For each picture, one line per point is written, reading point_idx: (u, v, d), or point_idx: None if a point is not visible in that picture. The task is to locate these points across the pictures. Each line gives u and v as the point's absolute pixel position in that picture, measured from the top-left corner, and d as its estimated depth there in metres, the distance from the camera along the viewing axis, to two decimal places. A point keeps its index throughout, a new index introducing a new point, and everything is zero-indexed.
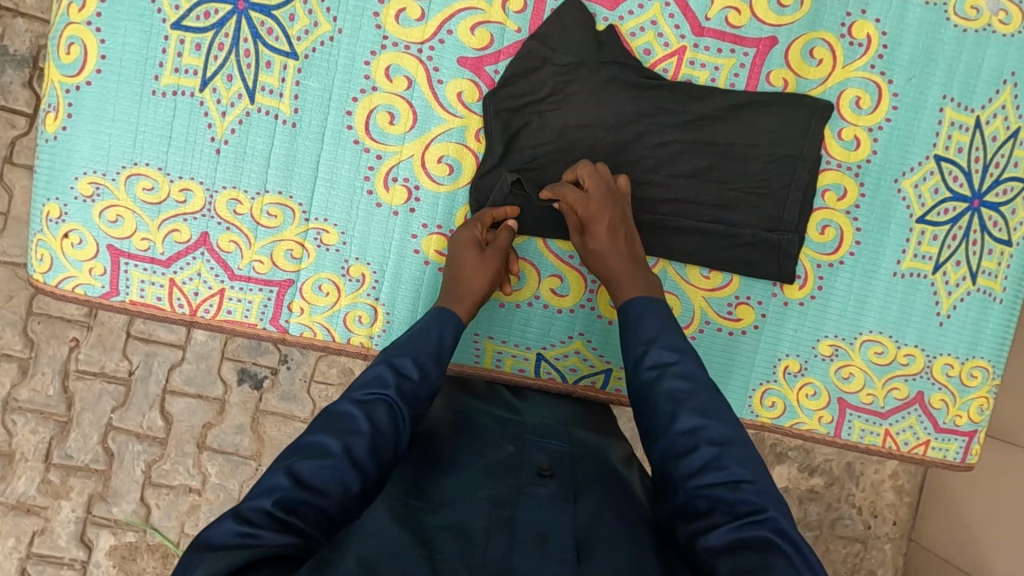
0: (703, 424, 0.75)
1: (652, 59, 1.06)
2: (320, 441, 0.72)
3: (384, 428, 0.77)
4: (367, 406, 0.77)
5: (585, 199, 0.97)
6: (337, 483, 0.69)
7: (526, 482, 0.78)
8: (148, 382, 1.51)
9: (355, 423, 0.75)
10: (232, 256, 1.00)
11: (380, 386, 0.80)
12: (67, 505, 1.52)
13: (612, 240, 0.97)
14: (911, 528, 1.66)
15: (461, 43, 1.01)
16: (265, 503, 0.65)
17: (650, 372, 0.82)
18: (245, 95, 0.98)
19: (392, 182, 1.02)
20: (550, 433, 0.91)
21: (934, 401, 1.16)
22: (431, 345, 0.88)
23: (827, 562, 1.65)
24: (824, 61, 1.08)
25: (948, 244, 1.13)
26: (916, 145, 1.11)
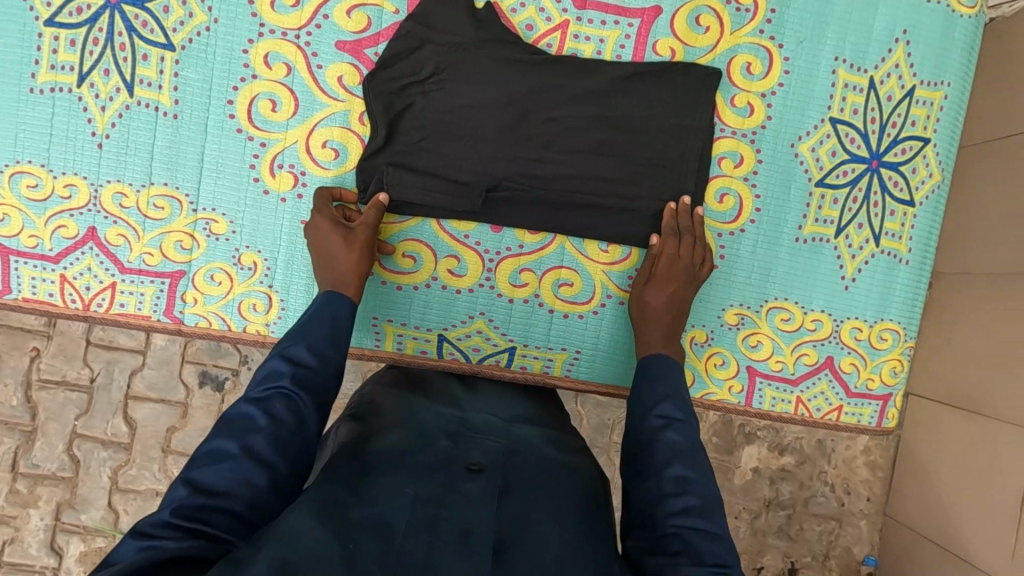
0: (692, 476, 0.74)
1: (535, 35, 1.06)
2: (219, 446, 0.69)
3: (286, 420, 0.74)
4: (264, 402, 0.74)
5: (673, 256, 1.02)
6: (241, 481, 0.67)
7: (456, 478, 0.75)
8: (111, 389, 1.50)
9: (251, 421, 0.72)
10: (121, 249, 1.01)
11: (274, 377, 0.77)
12: (36, 514, 1.51)
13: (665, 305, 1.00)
14: (885, 504, 1.56)
15: (339, 27, 1.01)
16: (164, 515, 0.63)
17: (657, 420, 0.81)
18: (123, 89, 0.98)
19: (278, 168, 1.03)
20: (490, 432, 0.87)
21: (843, 365, 1.16)
22: (327, 331, 0.84)
23: (801, 542, 1.58)
24: (711, 28, 1.08)
25: (849, 207, 1.12)
26: (811, 108, 1.10)
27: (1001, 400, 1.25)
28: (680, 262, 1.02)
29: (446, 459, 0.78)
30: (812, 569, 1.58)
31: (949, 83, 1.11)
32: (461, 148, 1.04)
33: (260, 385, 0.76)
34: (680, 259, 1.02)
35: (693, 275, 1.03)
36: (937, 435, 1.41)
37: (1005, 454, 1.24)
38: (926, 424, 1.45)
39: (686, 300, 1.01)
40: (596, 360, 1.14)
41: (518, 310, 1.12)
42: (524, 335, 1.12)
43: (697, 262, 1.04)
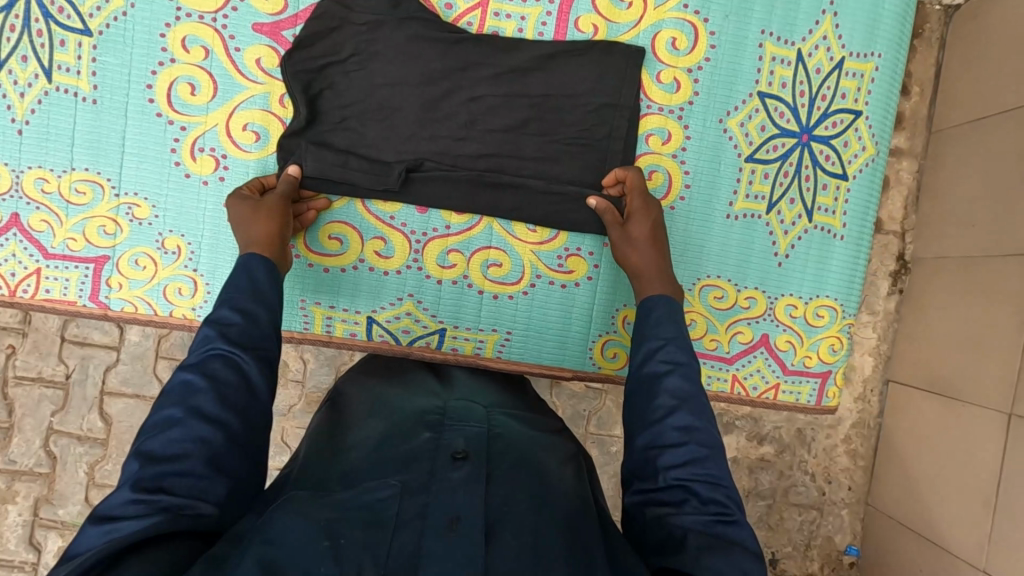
0: (697, 425, 0.73)
1: (455, 14, 1.05)
2: (164, 415, 0.68)
3: (226, 379, 0.73)
4: (200, 366, 0.73)
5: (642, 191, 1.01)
6: (195, 443, 0.67)
7: (441, 467, 0.74)
8: (86, 385, 1.49)
9: (190, 385, 0.71)
10: (45, 235, 1.02)
11: (205, 341, 0.75)
12: (14, 509, 1.50)
13: (652, 236, 0.97)
14: (867, 493, 1.53)
15: (255, 9, 1.01)
16: (124, 493, 0.63)
17: (661, 365, 0.79)
18: (41, 75, 0.99)
19: (199, 151, 1.03)
20: (471, 416, 0.87)
21: (779, 342, 1.14)
22: (245, 285, 0.84)
23: (781, 532, 1.54)
24: (635, 3, 1.07)
25: (780, 181, 1.11)
26: (739, 82, 1.09)
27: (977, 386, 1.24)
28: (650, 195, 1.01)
29: (427, 450, 0.78)
30: (793, 559, 1.55)
31: (880, 54, 1.09)
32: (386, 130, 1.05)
33: (192, 351, 0.75)
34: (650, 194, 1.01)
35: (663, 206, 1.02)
36: (912, 421, 1.41)
37: (976, 440, 1.23)
38: (904, 411, 1.44)
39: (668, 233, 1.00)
40: (529, 339, 1.13)
41: (447, 292, 1.11)
42: (455, 317, 1.12)
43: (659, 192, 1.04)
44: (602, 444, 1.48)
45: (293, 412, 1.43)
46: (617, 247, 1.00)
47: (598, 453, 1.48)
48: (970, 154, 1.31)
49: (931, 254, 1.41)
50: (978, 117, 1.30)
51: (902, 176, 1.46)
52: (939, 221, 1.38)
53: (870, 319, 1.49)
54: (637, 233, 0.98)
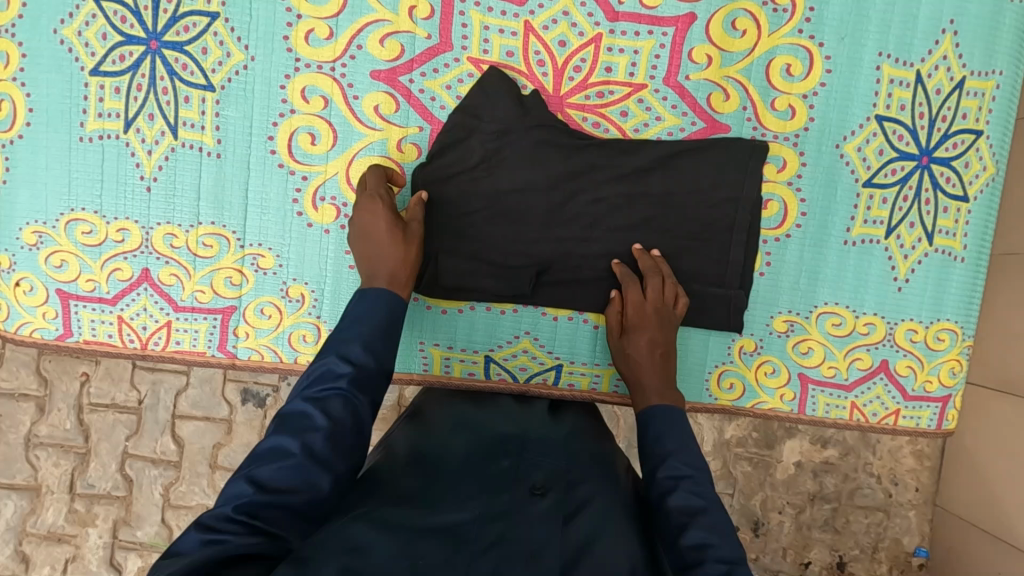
0: (710, 540, 0.72)
1: (568, 51, 1.04)
2: (278, 444, 0.69)
3: (342, 419, 0.73)
4: (322, 401, 0.73)
5: (641, 301, 1.02)
6: (302, 482, 0.67)
7: (519, 501, 0.74)
8: (158, 409, 1.48)
9: (309, 421, 0.71)
10: (174, 288, 1.03)
11: (332, 381, 0.75)
12: (95, 532, 1.49)
13: (649, 350, 0.99)
14: (936, 494, 1.48)
15: (372, 56, 1.01)
16: (227, 511, 0.63)
17: (666, 481, 0.79)
18: (168, 132, 1.00)
19: (321, 201, 1.04)
20: (550, 450, 0.86)
21: (899, 368, 1.13)
22: (374, 325, 0.82)
23: (847, 535, 1.49)
24: (749, 31, 1.05)
25: (900, 206, 1.09)
26: (856, 106, 1.07)
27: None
28: (645, 307, 1.01)
29: (510, 479, 0.78)
30: (861, 561, 1.49)
31: (1001, 72, 1.06)
32: (485, 166, 1.04)
33: (318, 383, 0.75)
34: (648, 306, 1.01)
35: (664, 317, 1.01)
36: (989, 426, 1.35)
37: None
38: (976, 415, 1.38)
39: (670, 345, 1.01)
40: None
41: (563, 328, 1.11)
42: (570, 352, 1.12)
43: (667, 303, 1.03)
44: None
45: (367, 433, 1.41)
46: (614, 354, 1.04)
47: None
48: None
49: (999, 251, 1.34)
50: None
51: None
52: None
53: None
54: (632, 346, 1.00)
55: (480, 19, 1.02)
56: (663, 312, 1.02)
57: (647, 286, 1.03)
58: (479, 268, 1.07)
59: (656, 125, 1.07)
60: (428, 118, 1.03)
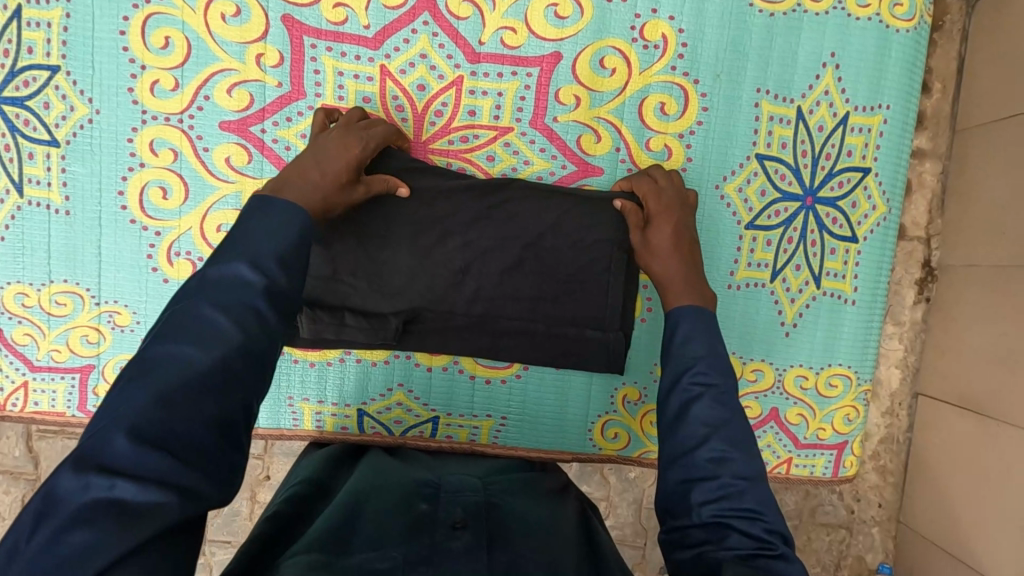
0: (730, 455, 0.68)
1: (429, 94, 1.00)
2: (174, 358, 0.56)
3: (254, 336, 0.60)
4: (226, 311, 0.59)
5: (657, 190, 0.96)
6: (196, 426, 0.54)
7: (440, 538, 0.72)
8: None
9: (210, 335, 0.57)
10: (29, 348, 1.01)
11: (243, 292, 0.61)
12: None
13: (673, 241, 0.91)
14: (899, 509, 1.43)
15: (220, 107, 0.97)
16: (118, 446, 0.50)
17: (691, 387, 0.73)
18: (13, 190, 0.97)
19: (175, 256, 1.00)
20: (467, 487, 0.85)
21: (790, 416, 1.08)
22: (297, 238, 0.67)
23: (810, 553, 1.45)
24: (618, 69, 1.00)
25: (784, 248, 1.04)
26: (735, 145, 1.02)
27: (1013, 403, 1.13)
28: (668, 193, 0.95)
29: (428, 520, 0.76)
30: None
31: (888, 106, 1.01)
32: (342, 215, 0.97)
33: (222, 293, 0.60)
34: (668, 196, 0.95)
35: (684, 203, 0.95)
36: (947, 438, 1.30)
37: (1019, 458, 1.12)
38: (937, 427, 1.33)
39: (692, 234, 0.94)
40: (524, 425, 1.09)
41: (438, 379, 1.08)
42: (446, 404, 1.08)
43: (684, 196, 0.97)
44: (620, 471, 1.38)
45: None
46: (638, 253, 0.94)
47: (615, 480, 1.38)
48: (1007, 153, 1.16)
49: (960, 261, 1.29)
50: (1010, 114, 1.16)
51: (924, 178, 1.34)
52: (971, 227, 1.26)
53: (894, 332, 1.38)
54: (656, 236, 0.92)
55: (333, 65, 0.98)
56: (682, 203, 0.95)
57: (657, 176, 0.98)
58: (342, 314, 1.00)
59: (525, 169, 1.02)
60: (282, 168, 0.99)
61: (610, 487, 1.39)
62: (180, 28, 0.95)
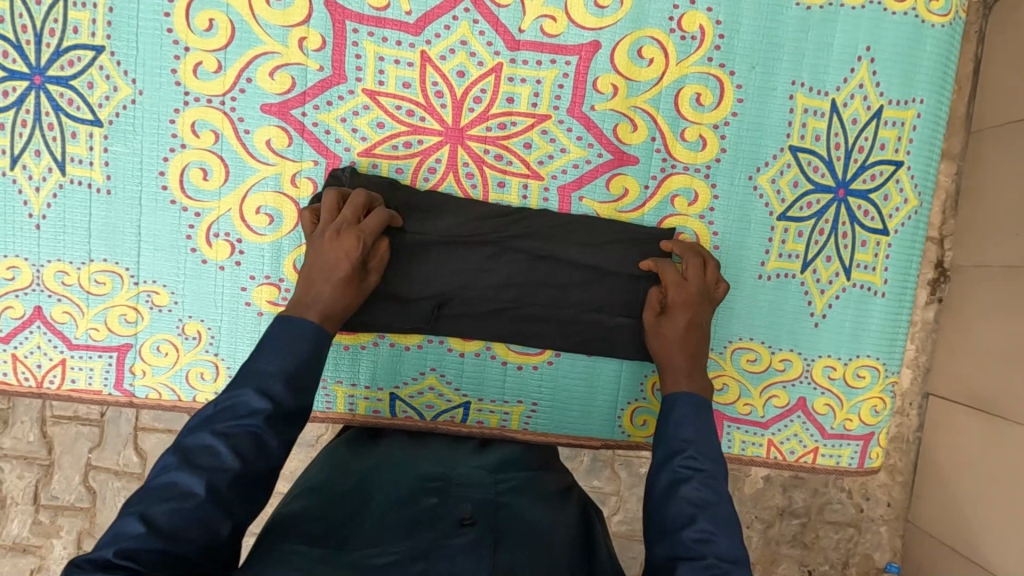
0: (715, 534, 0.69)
1: (468, 81, 1.01)
2: (179, 483, 0.65)
3: (251, 459, 0.68)
4: (230, 437, 0.69)
5: (682, 283, 0.96)
6: (194, 528, 0.63)
7: (444, 533, 0.73)
8: (119, 423, 1.52)
9: (215, 459, 0.67)
10: (68, 326, 1.02)
11: (245, 419, 0.70)
12: (59, 543, 1.56)
13: (684, 330, 0.92)
14: (908, 508, 1.44)
15: (262, 90, 0.98)
16: (105, 555, 0.59)
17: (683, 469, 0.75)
18: (55, 168, 0.98)
19: (214, 237, 1.01)
20: (476, 484, 0.85)
21: (817, 406, 1.09)
22: (300, 353, 0.77)
23: (817, 551, 1.46)
24: (655, 60, 1.01)
25: (816, 240, 1.05)
26: (769, 136, 1.03)
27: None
28: (690, 287, 0.95)
29: (431, 515, 0.77)
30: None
31: (921, 100, 1.02)
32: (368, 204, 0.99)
33: (229, 417, 0.69)
34: (692, 287, 0.96)
35: (707, 299, 0.96)
36: (955, 439, 1.31)
37: None
38: (945, 429, 1.34)
39: (708, 324, 0.95)
40: (554, 412, 1.10)
41: (470, 364, 1.09)
42: (477, 389, 1.10)
43: (709, 285, 0.97)
44: (630, 466, 1.39)
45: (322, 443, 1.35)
46: (647, 332, 0.97)
47: (626, 475, 1.39)
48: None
49: (970, 261, 1.30)
50: None
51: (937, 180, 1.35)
52: (977, 228, 1.27)
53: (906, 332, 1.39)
54: (668, 326, 0.94)
55: (374, 50, 0.99)
56: (705, 295, 0.96)
57: (686, 266, 0.98)
58: (379, 298, 1.02)
59: (560, 157, 1.03)
60: (323, 152, 1.00)
61: (621, 481, 1.39)
62: (224, 11, 0.96)
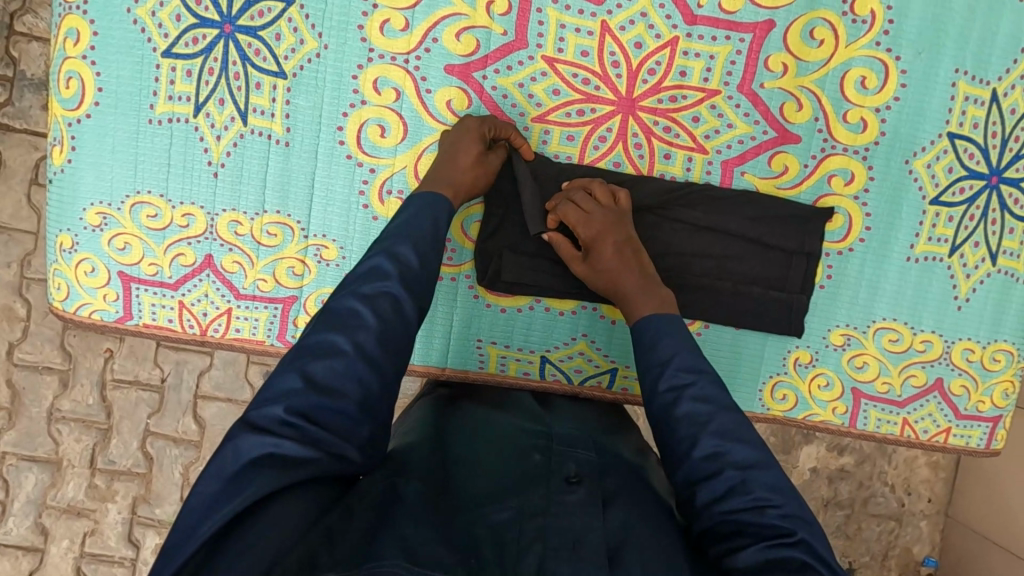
0: (724, 447, 0.71)
1: (643, 53, 1.03)
2: (328, 340, 0.68)
3: (391, 319, 0.71)
4: (371, 299, 0.72)
5: (588, 219, 0.96)
6: (354, 386, 0.66)
7: (556, 490, 0.73)
8: (180, 389, 1.55)
9: (358, 318, 0.69)
10: (237, 276, 1.03)
11: (384, 280, 0.74)
12: (114, 508, 1.57)
13: (618, 256, 0.94)
14: (948, 503, 1.59)
15: (447, 51, 1.00)
16: (275, 412, 0.63)
17: (667, 395, 0.76)
18: (237, 118, 0.99)
19: (387, 194, 1.03)
20: (579, 444, 0.86)
21: (953, 387, 1.13)
22: (428, 228, 0.82)
23: (859, 541, 1.59)
24: (826, 41, 1.04)
25: (965, 225, 1.08)
26: (928, 122, 1.06)
27: None
28: (594, 219, 0.95)
29: (542, 473, 0.77)
30: (871, 568, 1.61)
31: None
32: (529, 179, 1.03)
33: (368, 281, 0.73)
34: (595, 216, 0.96)
35: (616, 219, 0.96)
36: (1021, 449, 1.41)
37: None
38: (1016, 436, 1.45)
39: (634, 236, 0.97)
40: None
41: (620, 331, 1.11)
42: (625, 356, 1.12)
43: (609, 203, 0.98)
44: None
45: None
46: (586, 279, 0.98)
47: None
48: None
49: None
50: None
51: None
52: None
53: None
54: (602, 260, 0.95)
55: (556, 17, 1.00)
56: (613, 213, 0.97)
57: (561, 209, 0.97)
58: (541, 263, 1.06)
59: (726, 133, 1.06)
60: (499, 116, 1.02)
61: None
62: None
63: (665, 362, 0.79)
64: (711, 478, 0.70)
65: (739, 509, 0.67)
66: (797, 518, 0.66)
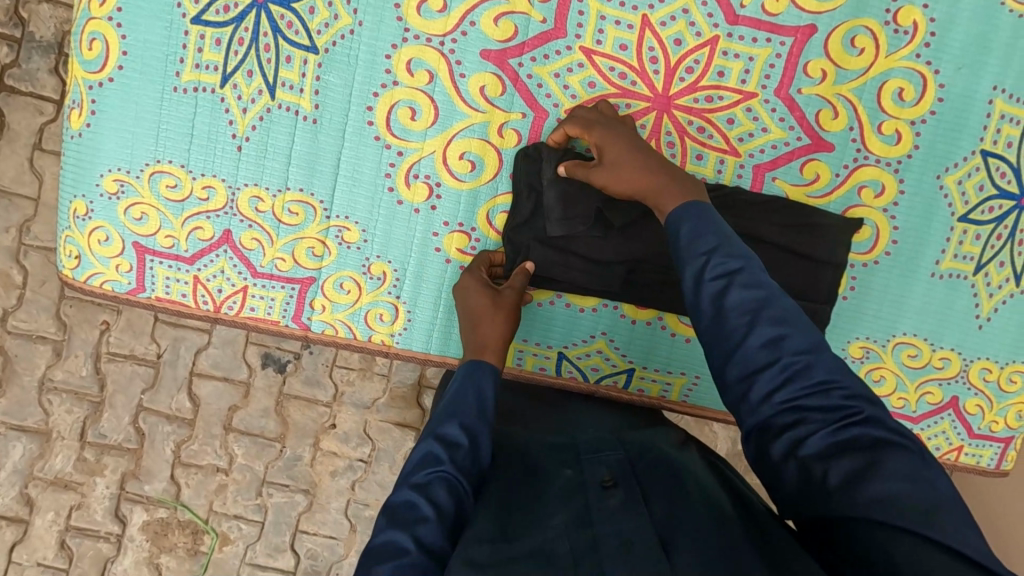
0: (783, 333, 0.66)
1: (683, 50, 1.01)
2: (392, 539, 0.69)
3: (449, 507, 0.73)
4: (426, 488, 0.74)
5: (593, 124, 0.92)
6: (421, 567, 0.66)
7: (594, 498, 0.75)
8: (176, 366, 1.53)
9: (418, 512, 0.71)
10: (255, 253, 1.01)
11: (435, 465, 0.76)
12: (102, 482, 1.54)
13: (630, 148, 0.88)
14: None
15: (485, 35, 0.97)
16: None
17: (715, 283, 0.70)
18: (265, 91, 0.97)
19: (413, 179, 1.01)
20: (604, 446, 0.87)
21: (968, 406, 1.13)
22: (472, 404, 0.82)
23: None
24: (867, 50, 1.02)
25: (992, 244, 1.08)
26: (963, 138, 1.05)
27: None
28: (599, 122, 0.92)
29: (577, 483, 0.79)
30: None
31: None
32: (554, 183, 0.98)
33: (420, 470, 0.76)
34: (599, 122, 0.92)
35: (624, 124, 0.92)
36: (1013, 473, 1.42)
37: None
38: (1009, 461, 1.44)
39: None
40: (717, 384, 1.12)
41: (640, 331, 1.10)
42: (644, 357, 1.11)
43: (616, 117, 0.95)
44: None
45: (377, 406, 1.55)
46: (602, 179, 0.89)
47: None
48: None
49: None
50: None
51: None
52: None
53: None
54: (613, 153, 0.88)
55: (597, 8, 0.98)
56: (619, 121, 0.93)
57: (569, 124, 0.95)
58: (569, 259, 1.02)
59: (761, 136, 1.04)
60: (532, 106, 1.00)
61: None
62: None
63: (710, 250, 0.71)
64: (764, 368, 0.65)
65: (799, 395, 0.64)
66: (860, 395, 0.63)
